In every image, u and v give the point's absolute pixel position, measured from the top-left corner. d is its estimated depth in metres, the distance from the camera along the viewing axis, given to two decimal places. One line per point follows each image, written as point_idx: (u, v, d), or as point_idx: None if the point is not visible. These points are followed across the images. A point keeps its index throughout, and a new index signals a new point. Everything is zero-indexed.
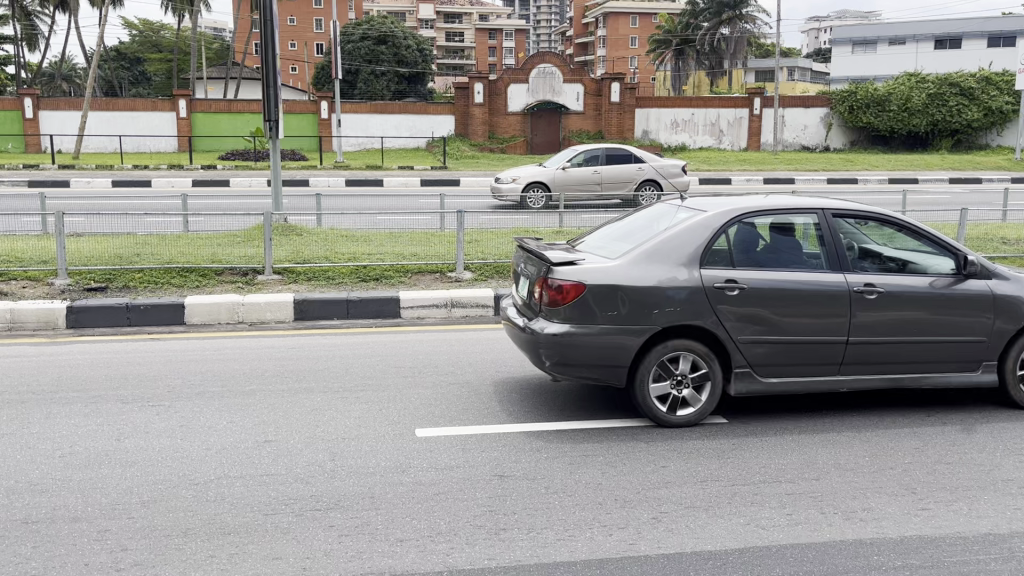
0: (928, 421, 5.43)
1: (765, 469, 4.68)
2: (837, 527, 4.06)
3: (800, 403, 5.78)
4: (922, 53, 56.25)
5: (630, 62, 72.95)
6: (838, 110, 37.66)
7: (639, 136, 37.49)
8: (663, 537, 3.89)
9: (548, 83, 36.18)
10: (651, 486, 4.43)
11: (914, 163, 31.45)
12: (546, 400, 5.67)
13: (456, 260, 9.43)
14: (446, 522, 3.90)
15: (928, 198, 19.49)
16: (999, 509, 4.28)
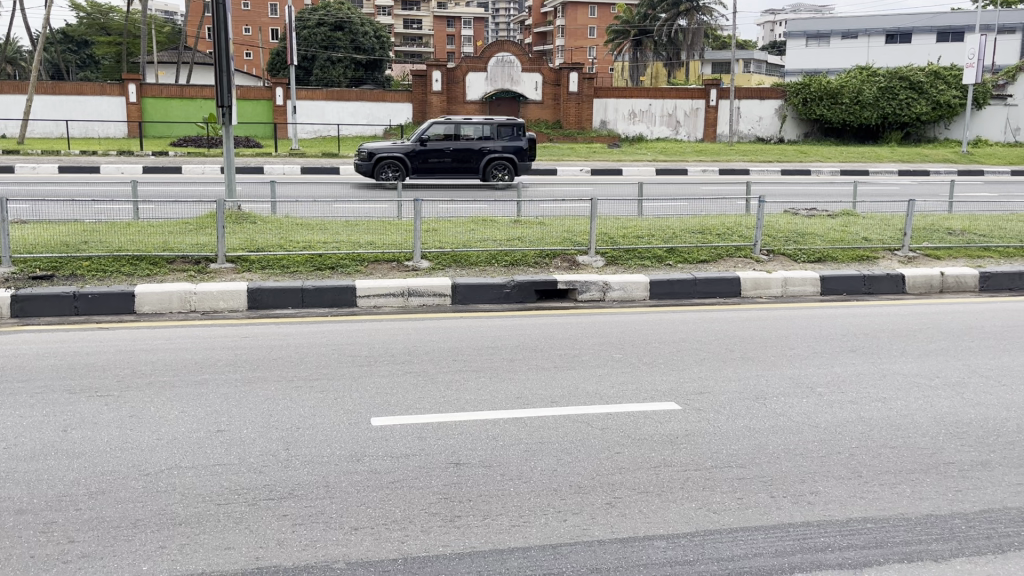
0: (873, 406, 5.62)
1: (715, 453, 4.81)
2: (784, 510, 4.17)
3: (751, 389, 5.94)
4: (874, 47, 56.84)
5: (591, 52, 72.46)
6: (792, 102, 38.02)
7: (597, 126, 37.76)
8: (615, 522, 4.02)
9: (506, 72, 36.70)
10: (605, 472, 4.55)
11: (866, 155, 31.73)
12: (500, 389, 5.81)
13: (413, 248, 9.57)
14: (400, 511, 4.06)
15: (878, 189, 19.90)
16: (942, 489, 4.40)
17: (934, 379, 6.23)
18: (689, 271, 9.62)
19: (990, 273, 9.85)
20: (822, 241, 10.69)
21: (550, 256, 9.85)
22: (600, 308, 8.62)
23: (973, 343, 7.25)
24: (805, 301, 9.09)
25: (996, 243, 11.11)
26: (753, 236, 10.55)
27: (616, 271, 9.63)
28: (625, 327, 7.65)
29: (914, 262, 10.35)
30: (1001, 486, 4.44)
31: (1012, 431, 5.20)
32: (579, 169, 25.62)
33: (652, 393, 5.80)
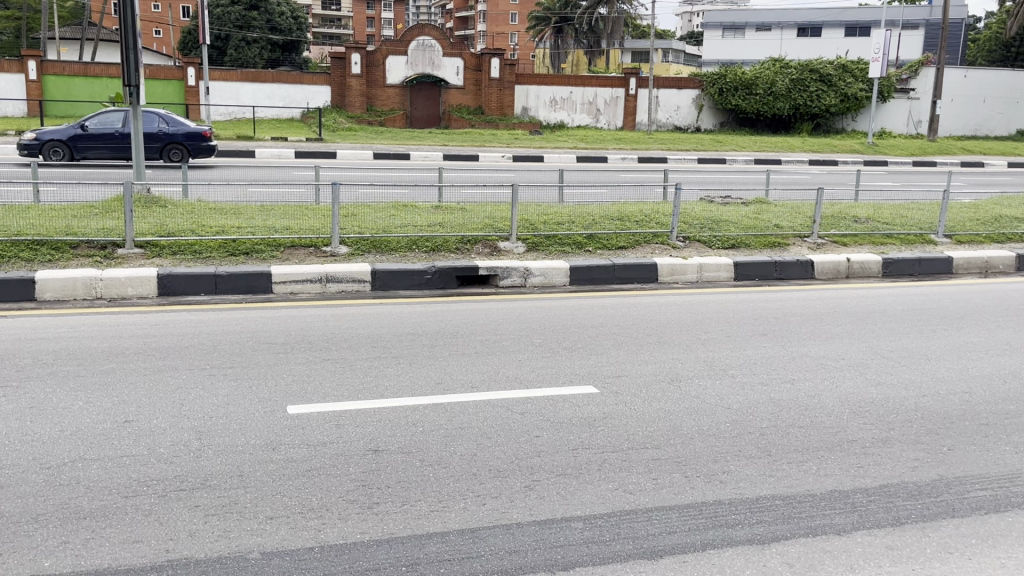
0: (784, 387, 5.82)
1: (632, 434, 4.91)
2: (699, 489, 4.28)
3: (666, 371, 6.07)
4: (787, 39, 58.47)
5: (512, 38, 72.36)
6: (708, 92, 38.79)
7: (519, 113, 37.87)
8: (534, 504, 4.06)
9: (427, 56, 36.32)
10: (524, 455, 4.59)
11: (778, 145, 32.65)
12: (419, 375, 5.79)
13: (331, 233, 9.43)
14: (318, 499, 4.01)
15: (791, 178, 20.60)
16: (845, 467, 4.58)
17: (839, 360, 6.49)
18: (608, 257, 9.74)
19: (892, 259, 10.30)
20: (735, 228, 10.98)
21: (471, 242, 9.82)
22: (520, 294, 8.66)
23: (876, 326, 7.56)
24: (719, 286, 9.33)
25: (898, 230, 11.60)
26: (669, 223, 10.76)
27: (537, 257, 9.68)
28: (545, 313, 7.71)
29: (822, 249, 10.74)
30: (899, 462, 4.65)
31: (910, 408, 5.46)
32: (501, 156, 25.60)
33: (571, 376, 5.88)
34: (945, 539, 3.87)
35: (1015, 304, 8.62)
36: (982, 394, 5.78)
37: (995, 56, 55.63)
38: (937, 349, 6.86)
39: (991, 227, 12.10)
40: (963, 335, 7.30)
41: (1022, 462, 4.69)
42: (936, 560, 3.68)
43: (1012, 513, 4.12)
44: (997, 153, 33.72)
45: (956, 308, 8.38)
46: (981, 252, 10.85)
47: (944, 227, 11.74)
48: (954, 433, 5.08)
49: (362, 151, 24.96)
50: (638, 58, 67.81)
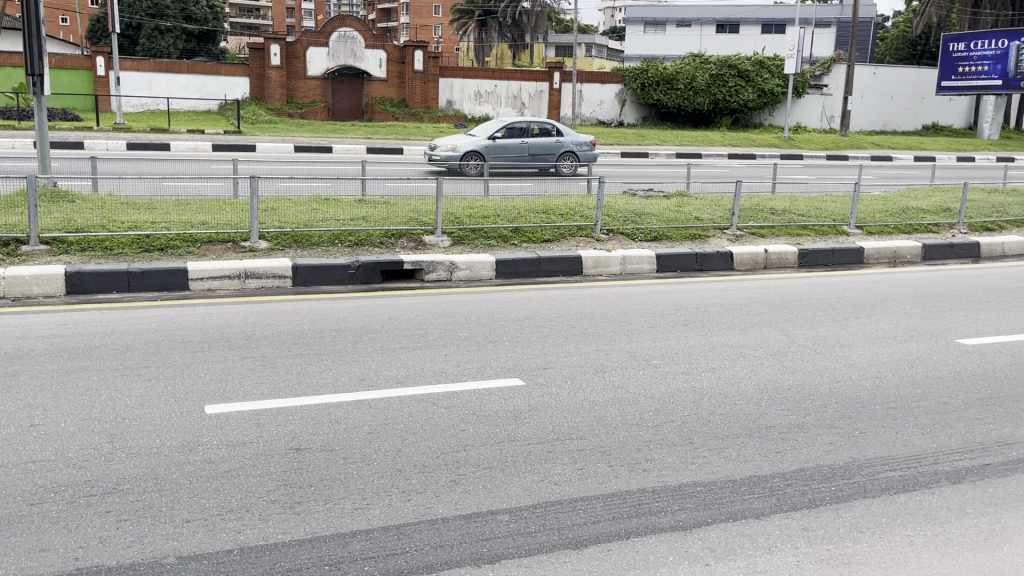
0: (704, 375, 5.95)
1: (557, 426, 4.93)
2: (622, 478, 4.33)
3: (591, 363, 6.13)
4: (706, 36, 59.67)
5: (436, 31, 71.91)
6: (631, 86, 39.30)
7: (443, 106, 37.69)
8: (459, 498, 4.04)
9: (349, 48, 35.90)
10: (450, 450, 4.56)
11: (698, 139, 33.30)
12: (343, 371, 5.70)
13: (250, 228, 9.23)
14: (237, 500, 3.91)
15: (711, 171, 21.03)
16: (763, 452, 4.70)
17: (758, 349, 6.65)
18: (532, 250, 9.78)
19: (807, 250, 10.62)
20: (657, 221, 11.18)
21: (396, 236, 9.79)
22: (446, 287, 8.61)
23: (791, 315, 7.78)
24: (642, 278, 9.47)
25: (812, 222, 12.00)
26: (593, 215, 10.87)
27: (462, 250, 9.67)
28: (470, 307, 7.69)
29: (741, 240, 11.03)
30: (814, 446, 4.80)
31: (824, 394, 5.65)
32: (425, 149, 25.47)
33: (497, 370, 5.88)
34: (858, 519, 4.00)
35: (921, 292, 9.00)
36: (892, 378, 6.02)
37: (902, 53, 57.92)
38: (849, 336, 7.10)
39: (899, 219, 12.59)
40: (873, 323, 7.58)
41: (928, 443, 4.90)
42: (849, 539, 3.81)
43: (918, 491, 4.30)
44: (904, 147, 35.14)
45: (866, 296, 8.70)
46: (890, 242, 11.30)
47: (856, 218, 12.20)
48: (866, 417, 5.27)
49: (283, 144, 24.48)
50: (562, 53, 68.28)
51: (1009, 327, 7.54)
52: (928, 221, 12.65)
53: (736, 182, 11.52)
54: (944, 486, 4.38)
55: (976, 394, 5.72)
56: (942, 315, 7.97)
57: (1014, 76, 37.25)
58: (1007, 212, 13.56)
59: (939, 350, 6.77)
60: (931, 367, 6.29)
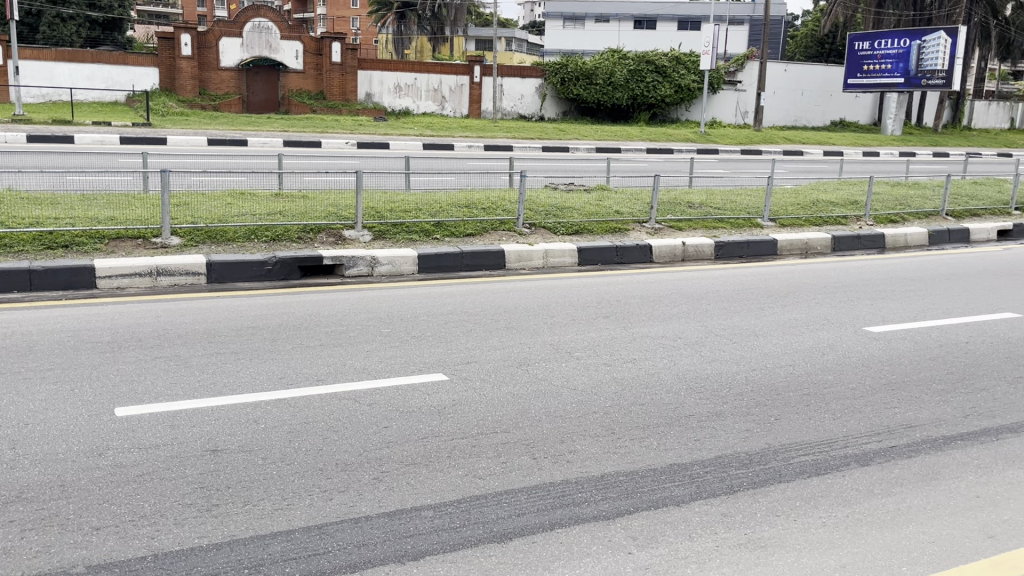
0: (625, 366, 6.04)
1: (479, 420, 4.92)
2: (546, 470, 4.35)
3: (515, 356, 6.15)
4: (624, 31, 60.59)
5: (354, 23, 70.85)
6: (551, 81, 39.48)
7: (362, 98, 37.20)
8: (382, 496, 3.99)
9: (263, 39, 35.00)
10: (373, 448, 4.50)
11: (618, 134, 33.76)
12: (261, 370, 5.57)
13: (161, 224, 8.94)
14: (149, 505, 3.77)
15: (632, 165, 21.33)
16: (683, 441, 4.79)
17: (677, 339, 6.78)
18: (455, 244, 9.74)
19: (722, 243, 10.88)
20: (578, 215, 11.24)
21: (314, 231, 9.60)
22: (367, 283, 8.50)
23: (708, 306, 7.97)
24: (563, 272, 9.55)
25: (728, 216, 12.27)
26: (515, 210, 10.87)
27: (384, 245, 9.58)
28: (393, 302, 7.59)
29: (659, 234, 11.20)
30: (732, 433, 4.92)
31: (741, 382, 5.81)
32: (344, 142, 25.11)
33: (420, 365, 5.84)
34: (773, 503, 4.12)
35: (831, 282, 9.33)
36: (804, 365, 6.22)
37: (811, 51, 59.96)
38: (764, 325, 7.31)
39: (810, 211, 13.00)
40: (787, 312, 7.82)
41: (839, 427, 5.08)
42: (765, 523, 3.92)
43: (830, 474, 4.45)
44: (814, 142, 36.36)
45: (778, 286, 8.97)
46: (802, 234, 11.66)
47: (770, 211, 12.55)
48: (780, 403, 5.43)
49: (196, 136, 23.75)
50: (482, 46, 68.23)
51: (912, 314, 7.91)
52: (838, 213, 13.13)
53: (655, 176, 11.72)
54: (854, 468, 4.56)
55: (882, 379, 5.97)
56: (851, 303, 8.29)
57: (914, 74, 38.76)
58: (910, 204, 14.17)
59: (848, 337, 7.03)
60: (841, 354, 6.52)
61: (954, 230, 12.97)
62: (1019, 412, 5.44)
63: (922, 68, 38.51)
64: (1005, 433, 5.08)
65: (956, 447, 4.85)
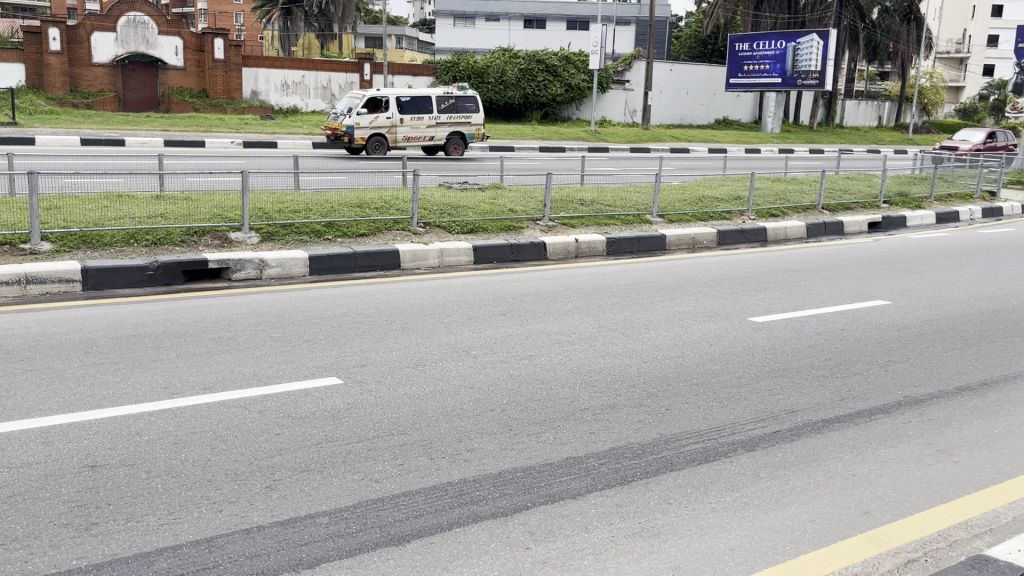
0: (521, 363, 6.07)
1: (374, 423, 4.86)
2: (443, 469, 4.33)
3: (410, 356, 6.10)
4: (514, 30, 61.02)
5: (237, 19, 68.79)
6: (442, 80, 39.20)
7: (249, 96, 36.06)
8: (276, 504, 3.89)
9: (139, 34, 33.69)
10: (264, 456, 4.37)
11: (511, 133, 33.83)
12: (142, 380, 5.32)
13: (30, 230, 8.44)
14: (22, 527, 3.55)
15: (523, 163, 21.42)
16: (578, 434, 4.86)
17: (572, 335, 6.87)
18: (347, 245, 9.56)
19: (614, 239, 11.09)
20: (474, 214, 11.31)
21: (198, 234, 9.28)
22: (256, 287, 8.26)
23: (601, 301, 8.12)
24: (459, 271, 9.52)
25: (617, 212, 12.55)
26: (410, 210, 10.81)
27: (272, 247, 9.32)
28: (284, 306, 7.40)
29: (553, 231, 11.35)
30: (625, 424, 5.03)
31: (632, 374, 5.94)
32: (228, 141, 24.31)
33: (314, 370, 5.71)
34: (666, 492, 4.23)
35: (718, 276, 9.64)
36: (692, 356, 6.43)
37: (694, 52, 62.00)
38: (655, 319, 7.50)
39: (697, 207, 13.46)
40: (675, 305, 8.04)
41: (727, 415, 5.26)
42: (658, 511, 4.02)
43: (719, 461, 4.61)
44: (700, 140, 37.56)
45: (668, 281, 9.21)
46: (689, 230, 12.03)
47: (658, 208, 12.90)
48: (671, 394, 5.58)
49: (68, 136, 22.54)
50: (372, 44, 67.37)
51: (793, 304, 8.26)
52: (721, 209, 13.60)
53: (547, 174, 11.93)
54: (740, 453, 4.73)
55: (765, 367, 6.22)
56: (737, 296, 8.58)
57: (791, 74, 40.57)
58: (789, 199, 14.83)
59: (734, 327, 7.29)
60: (727, 345, 6.76)
61: (830, 223, 13.67)
62: (889, 393, 5.77)
63: (798, 69, 40.36)
64: (878, 414, 5.37)
65: (833, 429, 5.10)
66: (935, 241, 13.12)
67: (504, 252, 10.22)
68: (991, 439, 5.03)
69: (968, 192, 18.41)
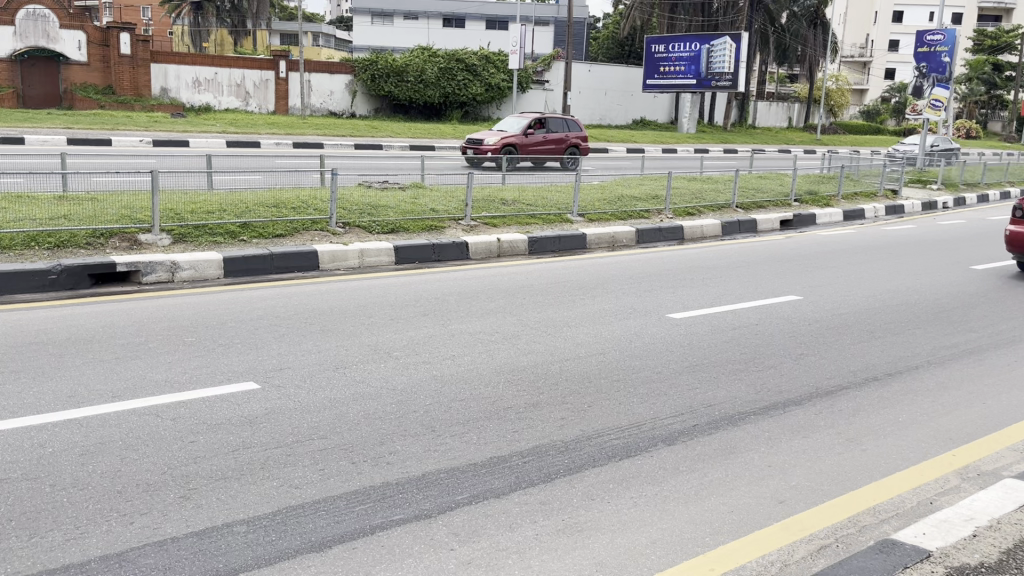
0: (444, 364, 6.03)
1: (293, 428, 4.75)
2: (366, 474, 4.27)
3: (330, 359, 5.99)
4: (433, 29, 60.64)
5: (145, 13, 66.49)
6: (360, 78, 38.62)
7: (158, 94, 34.99)
8: (191, 514, 3.76)
9: (40, 27, 32.74)
10: (178, 465, 4.23)
11: (431, 132, 33.66)
12: (44, 390, 5.08)
13: None
14: None
15: (443, 163, 21.32)
16: (502, 433, 4.86)
17: (494, 334, 6.87)
18: (264, 246, 9.39)
19: (536, 238, 11.15)
20: (394, 214, 11.21)
21: (105, 236, 8.92)
22: (167, 290, 8.00)
23: (524, 300, 8.14)
24: (378, 271, 9.40)
25: (538, 212, 12.64)
26: (328, 209, 10.65)
27: (184, 249, 9.05)
28: (198, 310, 7.19)
29: (475, 231, 11.36)
30: (548, 422, 5.05)
31: (555, 372, 5.97)
32: (137, 140, 23.48)
33: (229, 374, 5.56)
34: (589, 487, 4.26)
35: (638, 273, 9.80)
36: (614, 353, 6.50)
37: (612, 52, 62.89)
38: (575, 317, 7.56)
39: (617, 206, 13.68)
40: (597, 303, 8.13)
41: (647, 410, 5.34)
42: (581, 507, 4.05)
43: (640, 455, 4.68)
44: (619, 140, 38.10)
45: (590, 279, 9.31)
46: (609, 228, 12.19)
47: (578, 207, 13.05)
48: (592, 391, 5.63)
49: None
50: (287, 40, 66.00)
51: (709, 300, 8.45)
52: (640, 208, 13.84)
53: (467, 173, 11.89)
54: (661, 447, 4.81)
55: (683, 362, 6.34)
56: (655, 293, 8.73)
57: (705, 76, 41.52)
58: (705, 197, 15.18)
59: (653, 324, 7.41)
60: (646, 341, 6.86)
61: (743, 222, 14.07)
62: (802, 385, 5.96)
63: (712, 70, 41.35)
64: (791, 406, 5.54)
65: (749, 421, 5.24)
66: (842, 238, 13.63)
67: (428, 252, 10.17)
68: (896, 426, 5.24)
69: (872, 191, 19.14)
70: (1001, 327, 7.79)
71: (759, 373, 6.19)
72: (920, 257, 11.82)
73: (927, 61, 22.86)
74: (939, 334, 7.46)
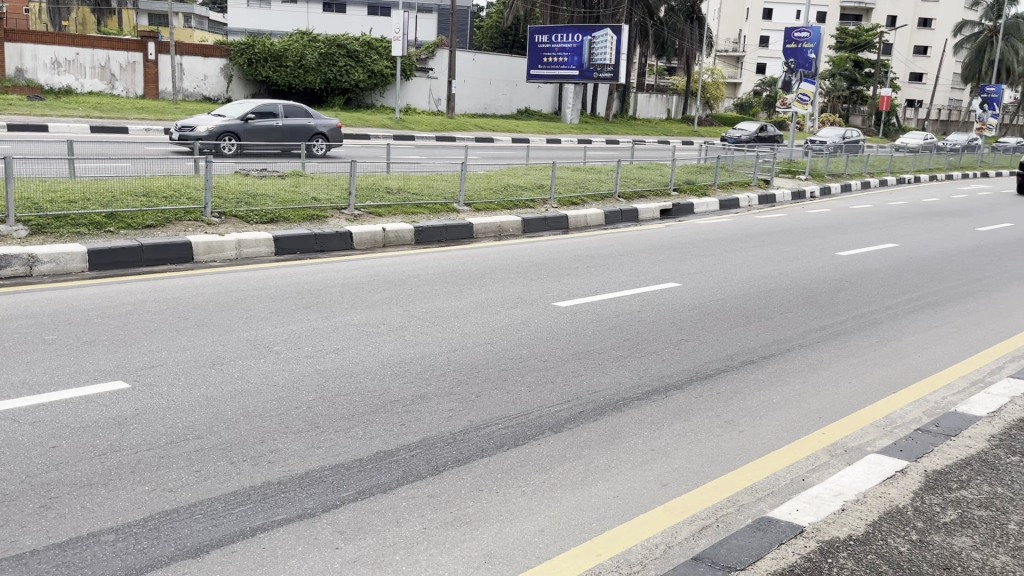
0: (327, 357, 5.88)
1: (166, 429, 4.51)
2: (245, 474, 4.10)
3: (206, 355, 5.74)
4: (312, 13, 58.94)
5: None
6: (236, 62, 37.22)
7: (12, 75, 32.92)
8: (51, 525, 3.51)
9: None
10: (39, 472, 3.95)
11: None
12: None
13: None
14: None
15: (327, 151, 20.79)
16: (388, 427, 4.77)
17: (380, 326, 6.75)
18: (133, 238, 8.93)
19: (421, 228, 11.03)
20: (272, 202, 10.83)
21: None
22: (25, 285, 7.47)
23: (411, 290, 8.04)
24: (257, 262, 9.08)
25: (424, 201, 12.54)
26: (202, 198, 10.27)
27: (44, 241, 8.51)
28: (62, 305, 6.74)
29: (359, 220, 11.14)
30: (436, 414, 5.00)
31: (443, 363, 5.92)
32: None
33: (95, 374, 5.22)
34: (477, 478, 4.24)
35: (522, 262, 9.85)
36: (502, 342, 6.50)
37: (497, 41, 62.92)
38: (463, 307, 7.53)
39: (502, 195, 13.67)
40: (484, 292, 8.13)
41: (534, 399, 5.36)
42: (469, 499, 4.02)
43: (527, 444, 4.69)
44: (503, 130, 38.24)
45: (477, 268, 9.30)
46: (495, 218, 12.21)
47: (464, 196, 13.00)
48: (480, 381, 5.62)
49: None
50: (156, 21, 62.73)
51: (594, 288, 8.59)
52: (526, 197, 13.91)
53: (350, 162, 11.61)
54: (548, 435, 4.84)
55: (568, 350, 6.40)
56: (543, 281, 8.80)
57: (588, 67, 42.21)
58: (588, 187, 15.42)
59: (539, 313, 7.47)
60: (532, 330, 6.90)
61: (625, 211, 14.40)
62: (682, 369, 6.13)
63: (594, 62, 42.05)
64: (672, 390, 5.69)
65: (632, 407, 5.35)
66: (718, 227, 14.09)
67: (309, 244, 9.89)
68: (770, 408, 5.46)
69: (746, 180, 19.91)
70: (864, 309, 8.26)
71: (644, 359, 6.32)
72: (792, 244, 12.38)
73: (795, 57, 23.82)
74: (808, 317, 7.83)
